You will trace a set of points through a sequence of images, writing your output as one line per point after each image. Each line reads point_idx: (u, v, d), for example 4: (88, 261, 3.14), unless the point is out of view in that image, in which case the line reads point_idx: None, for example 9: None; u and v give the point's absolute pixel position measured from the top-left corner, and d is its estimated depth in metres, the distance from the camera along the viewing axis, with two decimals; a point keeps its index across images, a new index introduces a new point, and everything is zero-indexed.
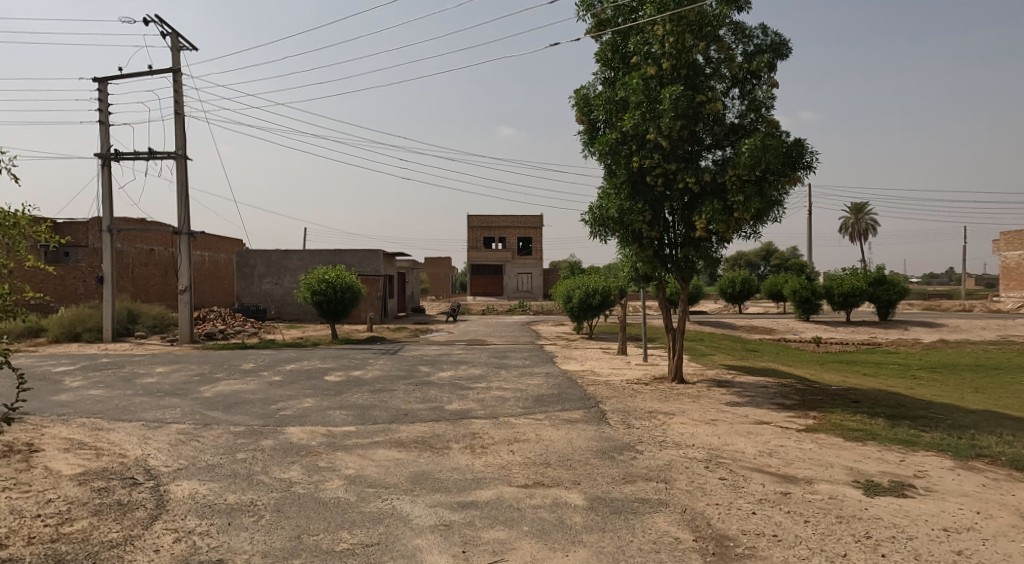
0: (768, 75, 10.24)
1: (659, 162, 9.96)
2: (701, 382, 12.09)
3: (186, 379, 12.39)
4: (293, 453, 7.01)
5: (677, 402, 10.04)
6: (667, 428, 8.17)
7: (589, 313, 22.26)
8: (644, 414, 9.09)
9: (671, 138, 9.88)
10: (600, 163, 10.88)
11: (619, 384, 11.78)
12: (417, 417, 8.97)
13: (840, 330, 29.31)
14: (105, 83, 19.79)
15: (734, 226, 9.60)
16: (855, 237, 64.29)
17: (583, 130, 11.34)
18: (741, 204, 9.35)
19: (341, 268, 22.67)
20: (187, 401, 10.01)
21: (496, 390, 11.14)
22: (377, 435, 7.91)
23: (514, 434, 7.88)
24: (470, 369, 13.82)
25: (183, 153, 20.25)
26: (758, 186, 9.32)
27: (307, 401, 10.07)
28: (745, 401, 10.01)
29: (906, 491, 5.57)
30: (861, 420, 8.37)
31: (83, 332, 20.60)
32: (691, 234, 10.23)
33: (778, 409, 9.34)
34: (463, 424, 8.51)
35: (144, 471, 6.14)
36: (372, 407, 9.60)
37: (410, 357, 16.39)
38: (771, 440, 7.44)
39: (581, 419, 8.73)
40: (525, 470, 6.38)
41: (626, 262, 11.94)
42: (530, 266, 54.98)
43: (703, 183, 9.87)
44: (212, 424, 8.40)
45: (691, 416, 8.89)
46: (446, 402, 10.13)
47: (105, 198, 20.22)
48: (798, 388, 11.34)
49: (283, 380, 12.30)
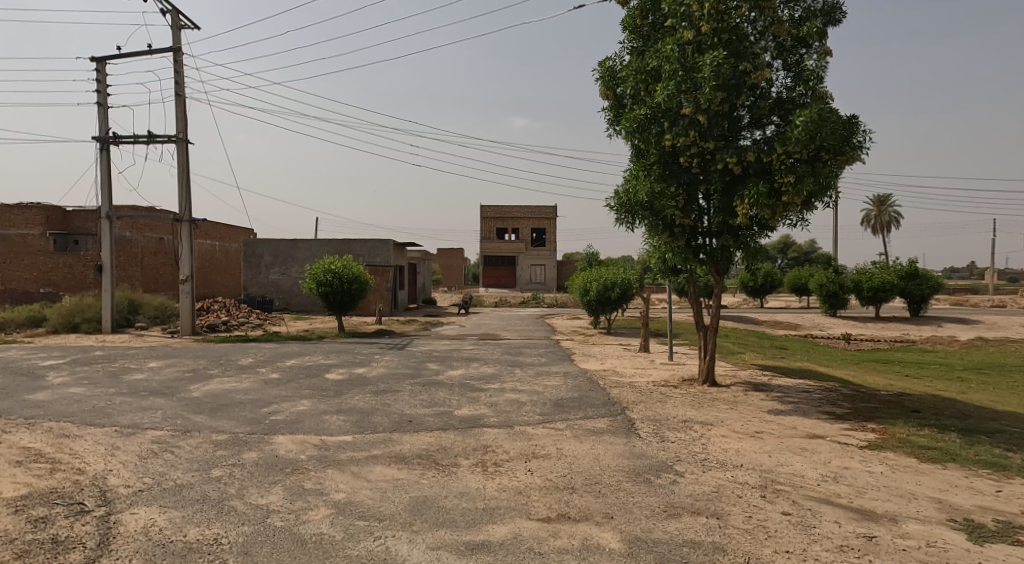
0: (820, 42, 9.11)
1: (695, 140, 8.85)
2: (735, 385, 11.00)
3: (177, 376, 11.54)
4: (277, 470, 6.06)
5: (713, 409, 8.98)
6: (707, 443, 7.12)
7: (608, 307, 21.10)
8: (677, 424, 8.04)
9: (710, 113, 8.80)
10: (627, 142, 9.88)
11: (644, 386, 10.73)
12: (422, 425, 7.99)
13: (871, 326, 28.03)
14: (103, 63, 18.92)
15: (782, 212, 8.44)
16: (877, 230, 62.59)
17: (608, 106, 10.29)
18: (791, 187, 8.16)
19: (348, 257, 21.76)
20: (170, 402, 9.11)
21: (511, 393, 10.14)
22: (376, 447, 6.95)
23: (532, 449, 6.88)
24: (482, 368, 12.81)
25: (184, 136, 19.40)
26: (813, 167, 8.13)
27: (303, 404, 9.13)
28: (790, 409, 8.92)
29: (1021, 537, 4.48)
30: (931, 436, 7.27)
31: (82, 322, 19.85)
32: (731, 221, 9.11)
33: (830, 420, 8.24)
34: (473, 434, 7.52)
35: (96, 495, 5.20)
36: (373, 412, 8.63)
37: (419, 353, 15.44)
38: (833, 461, 6.37)
39: (607, 430, 7.70)
40: (546, 497, 5.39)
41: (652, 253, 10.84)
42: (543, 258, 53.91)
43: (746, 164, 8.73)
44: (191, 431, 7.47)
45: (732, 428, 7.83)
46: (454, 406, 9.13)
47: (103, 184, 19.44)
48: (846, 394, 10.20)
49: (280, 378, 11.38)
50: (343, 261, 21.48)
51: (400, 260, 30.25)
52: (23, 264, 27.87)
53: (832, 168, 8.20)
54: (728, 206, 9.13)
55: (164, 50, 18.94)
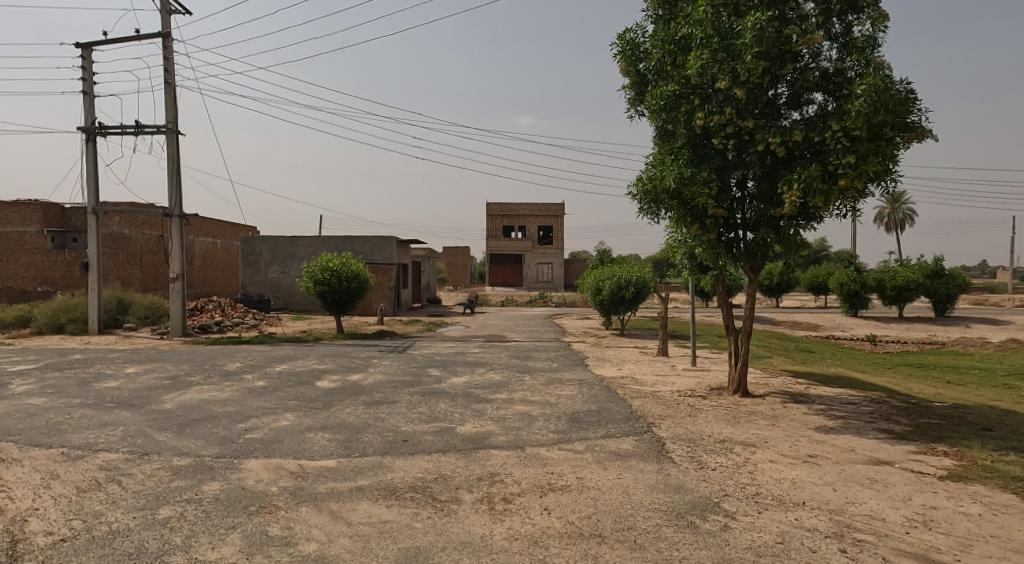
0: (873, 6, 7.90)
1: (732, 118, 7.76)
2: (771, 396, 9.86)
3: (154, 384, 10.47)
4: (239, 509, 4.98)
5: (753, 426, 7.86)
6: (756, 471, 5.98)
7: (622, 307, 19.95)
8: (715, 446, 6.90)
9: (749, 86, 7.72)
10: (652, 123, 8.79)
11: (669, 397, 9.62)
12: (420, 445, 6.90)
13: (896, 327, 26.75)
14: (89, 49, 17.94)
15: (836, 198, 7.29)
16: (891, 228, 61.15)
17: (629, 83, 9.18)
18: (850, 168, 7.01)
19: (348, 254, 20.66)
20: (137, 417, 8.04)
21: (521, 405, 9.01)
22: (363, 476, 5.86)
23: (548, 479, 5.80)
24: (488, 374, 11.71)
25: (174, 126, 18.39)
26: (874, 145, 6.98)
27: (286, 418, 8.08)
28: (840, 427, 7.78)
29: None
30: (1022, 464, 6.12)
31: (67, 323, 18.86)
32: (772, 211, 7.97)
33: (891, 440, 7.12)
34: (478, 458, 6.43)
35: (3, 549, 4.16)
36: (364, 429, 7.56)
37: (420, 356, 14.36)
38: (914, 497, 5.25)
39: (634, 453, 6.59)
40: (568, 549, 4.31)
41: (677, 248, 9.72)
42: (551, 257, 52.59)
43: (792, 144, 7.61)
44: (150, 454, 6.39)
45: (780, 451, 6.74)
46: (456, 421, 8.03)
47: (89, 177, 18.44)
48: (899, 407, 9.05)
49: (267, 387, 10.32)
50: (342, 258, 20.41)
51: (403, 258, 29.20)
52: (19, 262, 26.92)
53: (896, 145, 7.08)
54: (769, 193, 8.00)
55: (153, 35, 17.90)
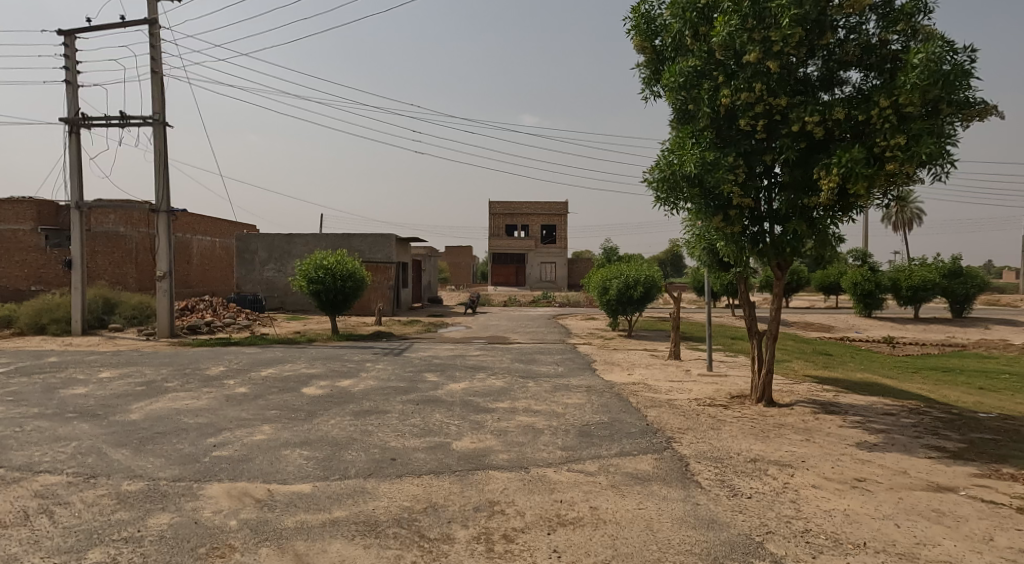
0: None
1: (762, 94, 6.91)
2: (799, 405, 8.99)
3: (125, 391, 9.61)
4: (186, 552, 4.12)
5: (786, 442, 7.00)
6: (800, 501, 5.11)
7: (630, 306, 19.05)
8: (747, 467, 6.04)
9: (783, 58, 6.87)
10: (669, 103, 7.97)
11: (688, 407, 8.75)
12: (411, 465, 6.05)
13: (912, 329, 25.91)
14: (72, 37, 17.15)
15: (882, 186, 6.41)
16: (899, 228, 60.29)
17: (643, 61, 8.38)
18: (902, 150, 6.11)
19: (343, 252, 19.80)
20: (96, 430, 7.19)
21: (524, 415, 8.15)
22: (341, 505, 5.01)
23: (557, 508, 4.95)
24: (489, 380, 10.85)
25: (161, 117, 17.58)
26: (929, 123, 6.10)
27: (263, 431, 7.23)
28: (885, 442, 6.92)
29: None
30: None
31: (50, 323, 18.06)
32: (807, 200, 7.08)
33: (947, 460, 6.24)
34: (476, 481, 5.58)
35: None
36: (349, 445, 6.72)
37: (418, 360, 13.52)
38: (998, 537, 4.37)
39: (655, 476, 5.73)
40: None
41: (696, 243, 8.84)
42: (554, 256, 51.72)
43: (830, 124, 6.75)
44: (97, 477, 5.53)
45: (822, 473, 5.87)
46: (452, 435, 7.18)
47: (73, 170, 17.65)
48: (943, 419, 8.19)
49: (248, 394, 9.46)
50: (337, 256, 19.55)
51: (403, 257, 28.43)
52: (12, 260, 26.22)
53: (953, 123, 6.19)
54: (803, 180, 7.12)
55: (138, 22, 17.09)
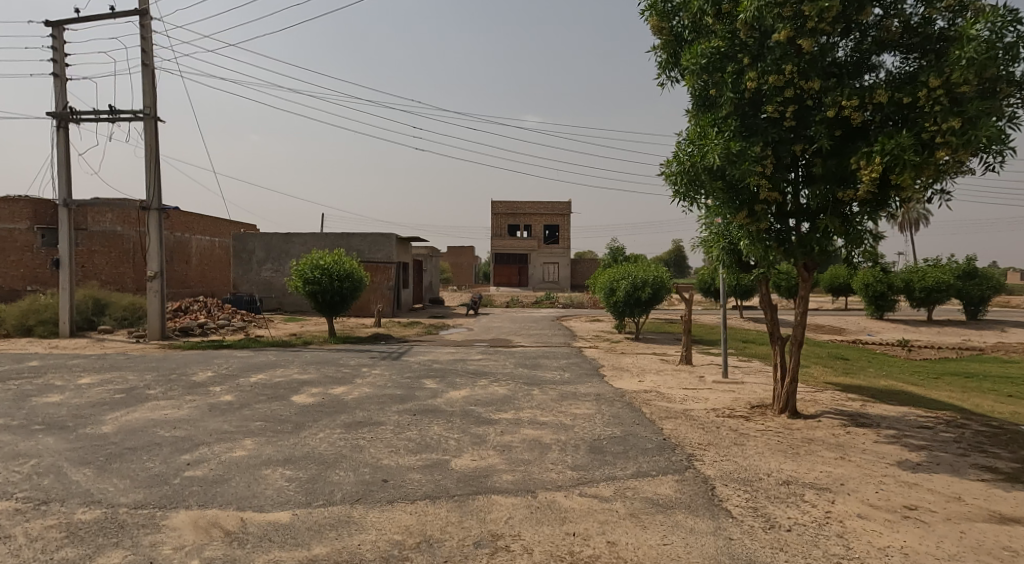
0: None
1: (794, 75, 6.28)
2: (825, 416, 8.33)
3: (102, 399, 8.96)
4: None
5: (820, 460, 6.34)
6: (849, 536, 4.43)
7: (638, 308, 18.36)
8: (780, 492, 5.38)
9: (817, 36, 6.25)
10: (689, 89, 7.33)
11: (707, 418, 8.09)
12: (404, 488, 5.40)
13: (927, 332, 25.16)
14: (60, 28, 16.56)
15: (930, 178, 5.76)
16: (906, 228, 59.43)
17: (660, 44, 7.75)
18: (955, 134, 5.48)
19: (341, 251, 19.16)
20: (60, 444, 6.55)
21: (530, 428, 7.50)
22: (322, 539, 4.37)
23: (571, 544, 4.30)
24: (491, 387, 10.20)
25: (152, 111, 16.97)
26: (986, 103, 5.48)
27: (243, 447, 6.58)
28: (930, 461, 6.26)
29: None
30: None
31: (37, 325, 17.49)
32: (841, 194, 6.42)
33: (1003, 483, 5.58)
34: (477, 508, 4.94)
35: None
36: (337, 462, 6.08)
37: (417, 364, 12.87)
38: None
39: (680, 503, 5.08)
40: None
41: (714, 242, 8.17)
42: (557, 256, 50.99)
43: (871, 109, 6.11)
44: (49, 504, 4.90)
45: (867, 499, 5.22)
46: (451, 450, 6.55)
47: (61, 166, 17.07)
48: (985, 433, 7.53)
49: (233, 403, 8.82)
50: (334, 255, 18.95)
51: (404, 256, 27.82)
52: (7, 260, 25.51)
53: (1010, 102, 5.58)
54: (838, 171, 6.47)
55: (128, 12, 16.48)
